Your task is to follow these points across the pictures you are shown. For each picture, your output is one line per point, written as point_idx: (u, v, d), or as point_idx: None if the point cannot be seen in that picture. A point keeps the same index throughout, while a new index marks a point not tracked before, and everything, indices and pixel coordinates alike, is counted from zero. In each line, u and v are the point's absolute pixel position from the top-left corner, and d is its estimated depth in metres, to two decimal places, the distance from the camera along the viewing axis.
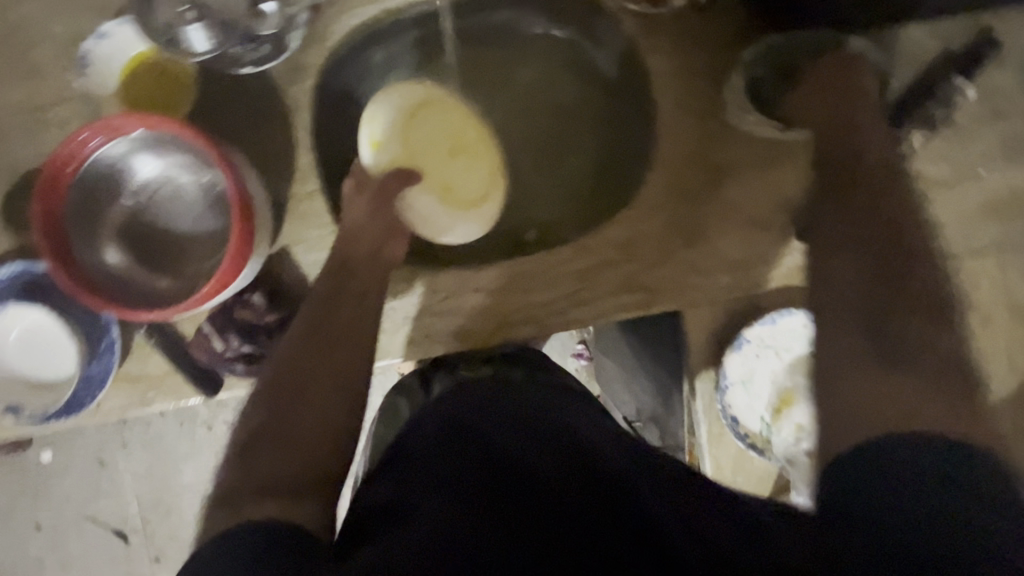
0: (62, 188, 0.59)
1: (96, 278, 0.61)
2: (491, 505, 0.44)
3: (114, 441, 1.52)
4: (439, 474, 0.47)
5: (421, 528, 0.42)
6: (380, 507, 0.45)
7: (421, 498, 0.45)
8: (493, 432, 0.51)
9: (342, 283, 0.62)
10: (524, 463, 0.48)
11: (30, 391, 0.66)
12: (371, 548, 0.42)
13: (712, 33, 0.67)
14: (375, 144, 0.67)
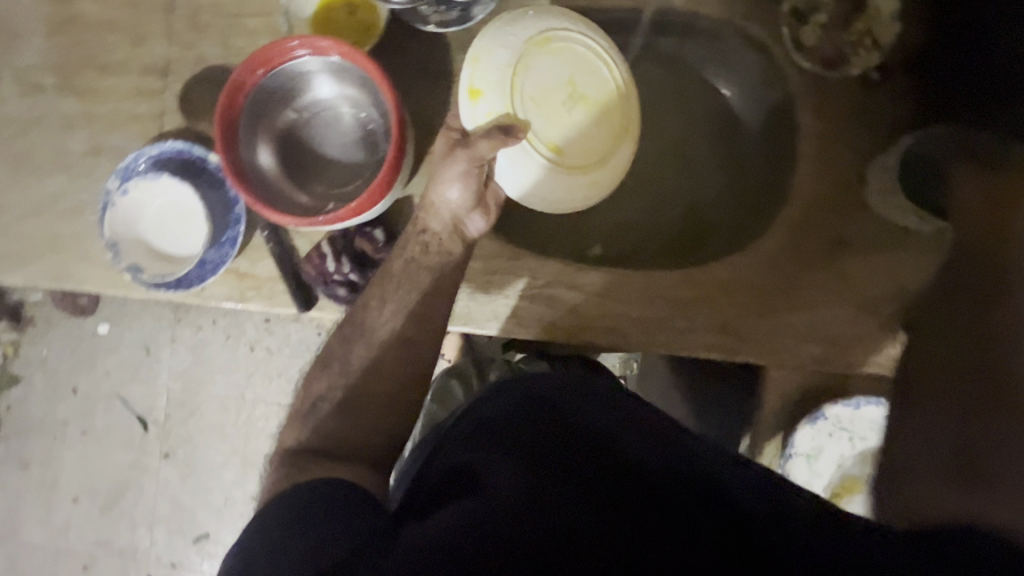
0: (248, 87, 0.64)
1: (249, 174, 0.66)
2: (559, 478, 0.47)
3: (163, 334, 1.58)
4: (509, 444, 0.50)
5: (494, 505, 0.46)
6: (456, 481, 0.50)
7: (496, 473, 0.48)
8: (566, 419, 0.53)
9: (437, 248, 0.64)
10: (592, 438, 0.51)
11: (150, 256, 0.72)
12: (448, 520, 0.46)
13: (876, 109, 0.67)
14: (478, 93, 0.63)
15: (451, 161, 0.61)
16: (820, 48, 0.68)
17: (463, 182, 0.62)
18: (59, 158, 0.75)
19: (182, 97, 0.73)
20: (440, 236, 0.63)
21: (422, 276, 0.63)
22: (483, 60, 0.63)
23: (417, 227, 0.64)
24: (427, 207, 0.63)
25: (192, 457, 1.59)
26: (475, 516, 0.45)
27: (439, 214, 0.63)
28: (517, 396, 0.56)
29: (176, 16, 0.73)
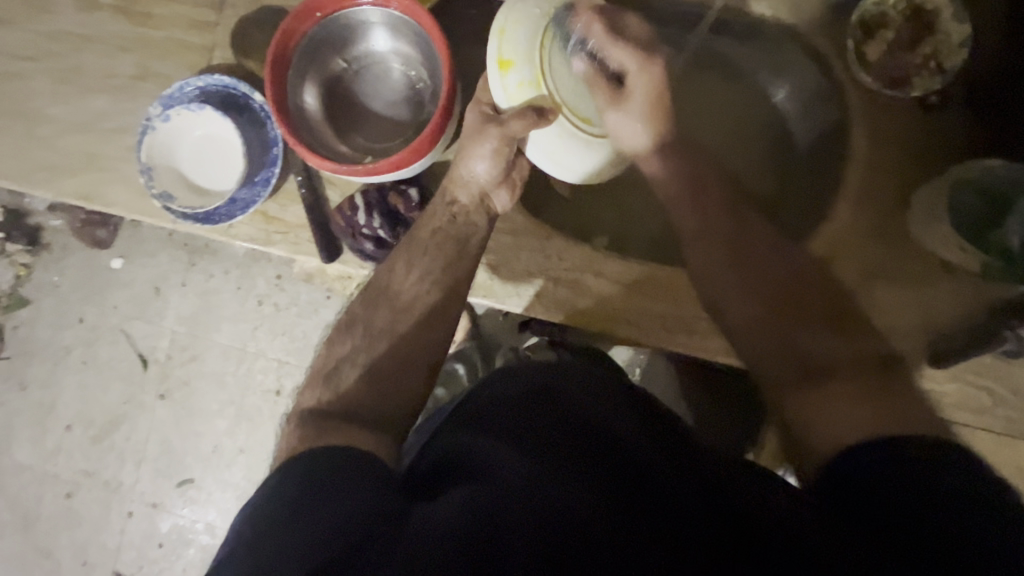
0: (304, 28, 0.64)
1: (293, 115, 0.65)
2: (559, 470, 0.46)
3: (175, 276, 1.59)
4: (513, 432, 0.49)
5: (493, 496, 0.45)
6: (454, 464, 0.49)
7: (494, 463, 0.47)
8: (569, 407, 0.52)
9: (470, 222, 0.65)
10: (596, 432, 0.49)
11: (183, 188, 0.72)
12: (447, 506, 0.45)
13: (931, 135, 0.65)
14: (508, 65, 0.60)
15: (482, 136, 0.61)
16: (884, 65, 0.66)
17: (493, 160, 0.62)
18: (105, 78, 0.75)
19: (235, 34, 0.73)
20: (468, 210, 0.65)
21: (447, 247, 0.64)
22: (509, 31, 0.60)
23: (446, 199, 0.65)
24: (455, 180, 0.65)
25: (188, 401, 1.60)
26: (475, 505, 0.44)
27: (467, 190, 0.65)
28: (518, 381, 0.54)
29: None
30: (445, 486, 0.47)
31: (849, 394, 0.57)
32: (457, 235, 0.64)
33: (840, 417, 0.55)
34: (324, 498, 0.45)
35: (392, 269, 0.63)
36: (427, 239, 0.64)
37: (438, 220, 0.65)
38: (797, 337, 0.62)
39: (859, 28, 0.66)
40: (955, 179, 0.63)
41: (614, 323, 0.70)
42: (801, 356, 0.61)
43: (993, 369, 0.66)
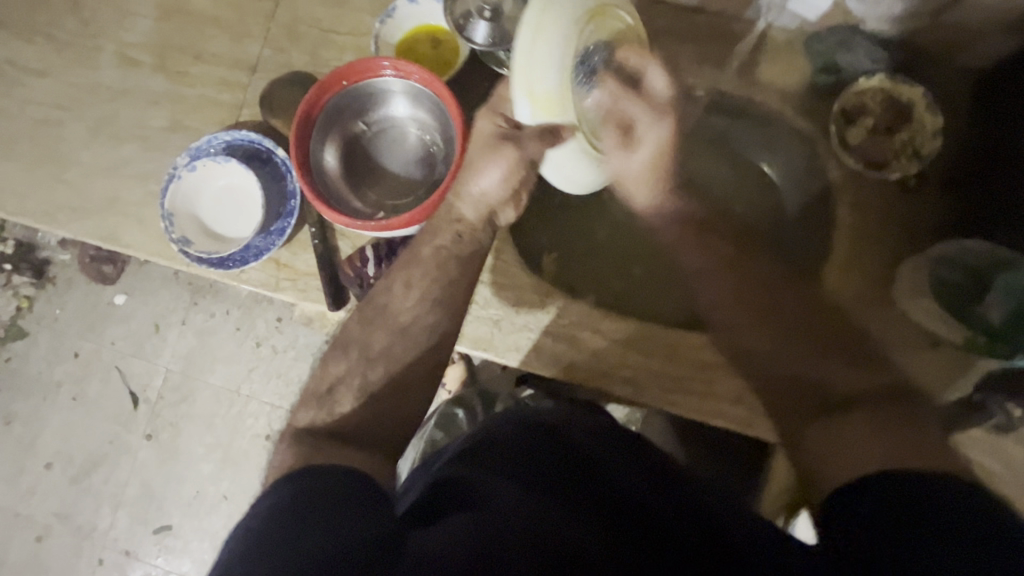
0: (330, 93, 0.69)
1: (315, 170, 0.69)
2: (559, 504, 0.49)
3: (175, 315, 1.60)
4: (515, 472, 0.51)
5: (495, 523, 0.46)
6: (454, 494, 0.49)
7: (495, 493, 0.49)
8: (570, 445, 0.54)
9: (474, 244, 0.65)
10: (592, 470, 0.52)
11: (199, 233, 0.75)
12: (448, 531, 0.46)
13: (913, 215, 0.70)
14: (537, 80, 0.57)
15: (499, 158, 0.61)
16: (864, 150, 0.71)
17: (502, 181, 0.62)
18: (137, 129, 0.80)
19: (264, 94, 0.78)
20: (473, 227, 0.64)
21: (442, 270, 0.63)
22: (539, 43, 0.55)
23: (451, 215, 0.64)
24: (461, 197, 0.64)
25: (173, 443, 1.57)
26: (475, 533, 0.45)
27: (476, 207, 0.64)
28: (522, 420, 0.57)
29: (275, 23, 0.80)
30: (441, 514, 0.48)
31: (875, 430, 0.52)
32: (458, 259, 0.64)
33: (862, 446, 0.51)
34: (328, 520, 0.46)
35: (391, 290, 0.63)
36: (431, 258, 0.64)
37: (441, 234, 0.64)
38: (806, 364, 0.61)
39: (840, 116, 0.71)
40: (938, 258, 0.67)
41: (611, 379, 0.72)
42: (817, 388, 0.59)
43: (982, 444, 0.67)
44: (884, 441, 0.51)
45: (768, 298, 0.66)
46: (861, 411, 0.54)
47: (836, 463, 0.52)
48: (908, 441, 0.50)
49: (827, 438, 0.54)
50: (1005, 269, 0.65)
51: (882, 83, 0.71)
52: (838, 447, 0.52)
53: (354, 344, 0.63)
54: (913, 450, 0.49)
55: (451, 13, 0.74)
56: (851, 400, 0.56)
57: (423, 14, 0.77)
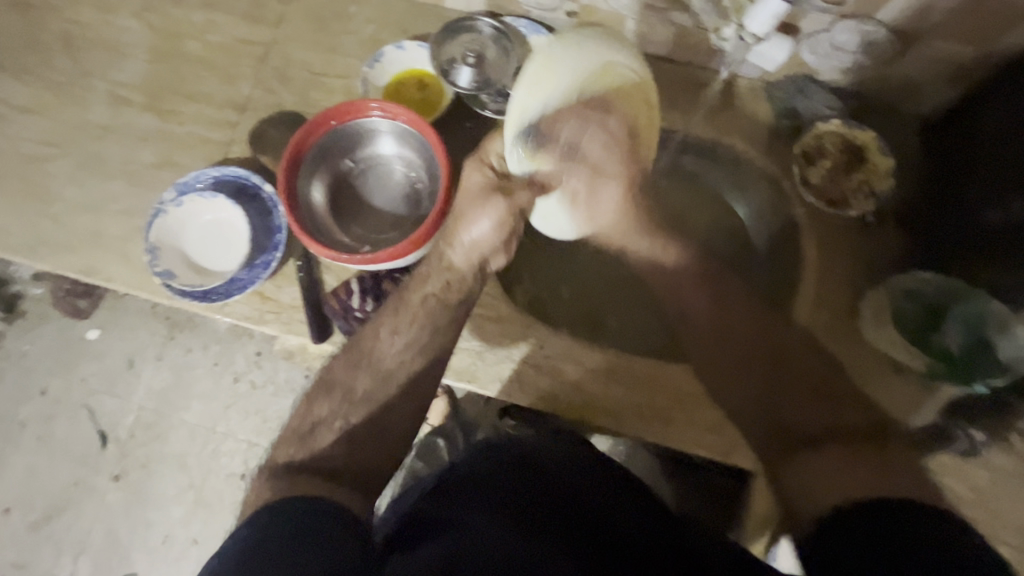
0: (319, 132, 0.72)
1: (302, 205, 0.71)
2: (540, 536, 0.50)
3: (151, 350, 1.56)
4: (502, 502, 0.53)
5: (485, 551, 0.49)
6: (445, 522, 0.52)
7: (484, 523, 0.51)
8: (555, 474, 0.56)
9: (464, 292, 0.68)
10: (574, 500, 0.54)
11: (184, 266, 0.76)
12: (444, 559, 0.49)
13: (874, 250, 0.74)
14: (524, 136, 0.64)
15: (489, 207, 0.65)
16: (826, 187, 0.75)
17: (493, 228, 0.66)
18: (125, 165, 0.81)
19: (254, 132, 0.81)
20: (463, 276, 0.67)
21: (427, 317, 0.66)
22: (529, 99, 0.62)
23: (442, 263, 0.67)
24: (454, 245, 0.66)
25: (143, 484, 1.51)
26: (465, 557, 0.48)
27: (466, 253, 0.67)
28: (510, 449, 0.59)
29: (266, 66, 0.83)
30: (429, 542, 0.50)
31: (840, 466, 0.61)
32: (446, 306, 0.67)
33: (827, 481, 0.60)
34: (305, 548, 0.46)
35: (378, 336, 0.65)
36: (420, 304, 0.66)
37: (429, 276, 0.67)
38: (786, 409, 0.68)
39: (802, 156, 0.76)
40: (900, 291, 0.71)
41: (592, 410, 0.73)
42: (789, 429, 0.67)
43: (952, 469, 0.69)
44: (858, 478, 0.59)
45: (754, 343, 0.72)
46: (820, 447, 0.63)
47: (808, 495, 0.60)
48: (872, 469, 0.60)
49: (813, 475, 0.61)
50: (963, 300, 0.68)
51: (838, 127, 0.76)
52: (805, 476, 0.62)
53: (343, 381, 0.64)
54: (879, 481, 0.58)
55: (437, 58, 0.78)
56: (810, 440, 0.65)
57: (409, 59, 0.81)
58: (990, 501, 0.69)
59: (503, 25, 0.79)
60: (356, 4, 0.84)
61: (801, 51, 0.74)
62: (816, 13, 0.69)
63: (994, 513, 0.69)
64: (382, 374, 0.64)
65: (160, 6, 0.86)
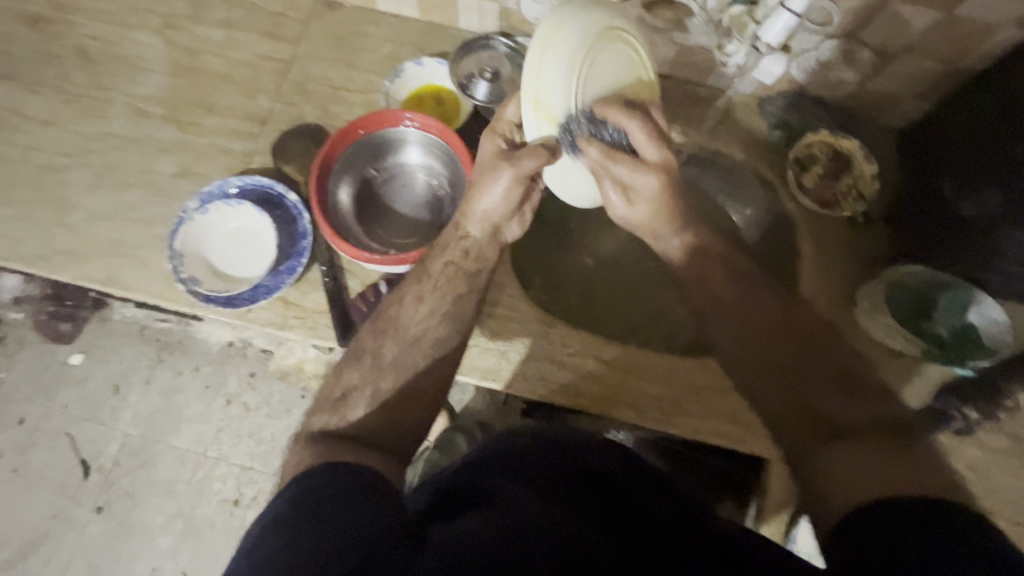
0: (347, 141, 0.75)
1: (331, 210, 0.74)
2: (572, 512, 0.49)
3: (138, 374, 1.51)
4: (534, 483, 0.51)
5: (513, 521, 0.48)
6: (473, 500, 0.51)
7: (514, 501, 0.50)
8: (592, 465, 0.54)
9: (483, 260, 0.71)
10: (607, 481, 0.53)
11: (206, 273, 0.76)
12: (468, 535, 0.47)
13: (863, 248, 0.81)
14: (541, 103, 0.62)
15: (495, 175, 0.67)
16: (817, 191, 0.82)
17: (504, 196, 0.68)
18: (144, 176, 0.82)
19: (274, 144, 0.83)
20: (481, 243, 0.70)
21: (448, 284, 0.68)
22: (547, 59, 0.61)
23: (459, 233, 0.70)
24: (469, 216, 0.69)
25: (128, 515, 1.44)
26: (493, 535, 0.46)
27: (480, 223, 0.69)
28: (546, 439, 0.57)
29: (286, 81, 0.86)
30: (459, 517, 0.49)
31: (866, 457, 0.54)
32: (466, 274, 0.69)
33: (846, 458, 0.55)
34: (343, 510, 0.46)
35: (402, 303, 0.66)
36: (438, 272, 0.68)
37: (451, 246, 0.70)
38: (806, 386, 0.62)
39: (795, 163, 0.83)
40: (892, 283, 0.77)
41: (613, 403, 0.76)
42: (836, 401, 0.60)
43: (950, 447, 0.74)
44: (880, 475, 0.52)
45: (778, 325, 0.68)
46: (843, 431, 0.57)
47: (830, 468, 0.55)
48: (898, 466, 0.53)
49: (828, 449, 0.57)
50: (945, 288, 0.75)
51: (825, 137, 0.83)
52: (818, 445, 0.58)
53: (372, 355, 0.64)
54: (904, 475, 0.52)
55: (456, 74, 0.83)
56: (834, 418, 0.59)
57: (427, 75, 0.85)
58: (985, 477, 0.74)
59: (517, 45, 0.85)
60: (374, 24, 0.88)
61: (790, 68, 0.81)
62: (805, 33, 0.77)
63: (989, 488, 0.74)
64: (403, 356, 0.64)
65: (179, 23, 0.89)
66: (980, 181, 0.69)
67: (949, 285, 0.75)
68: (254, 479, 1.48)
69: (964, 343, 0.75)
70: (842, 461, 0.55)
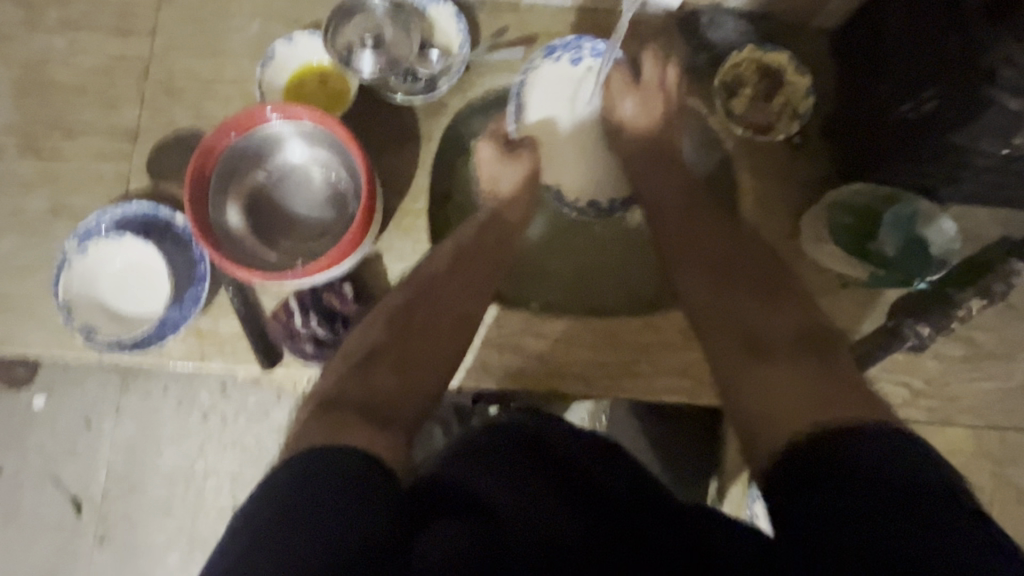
0: (219, 150, 0.67)
1: (218, 230, 0.67)
2: (579, 513, 0.48)
3: (106, 403, 1.44)
4: (515, 485, 0.49)
5: (489, 529, 0.46)
6: (449, 501, 0.48)
7: (497, 497, 0.48)
8: (585, 466, 0.51)
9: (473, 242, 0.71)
10: (608, 493, 0.50)
11: (106, 316, 0.71)
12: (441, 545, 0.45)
13: (800, 170, 0.75)
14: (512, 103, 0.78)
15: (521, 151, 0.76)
16: (749, 117, 0.75)
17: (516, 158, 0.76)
18: (16, 219, 0.74)
19: (149, 159, 0.74)
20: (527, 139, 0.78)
21: (447, 272, 0.68)
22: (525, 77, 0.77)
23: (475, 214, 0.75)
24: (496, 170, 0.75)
25: (130, 540, 1.44)
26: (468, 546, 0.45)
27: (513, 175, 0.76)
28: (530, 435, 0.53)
29: (149, 84, 0.76)
30: (455, 509, 0.47)
31: (790, 374, 0.52)
32: (488, 255, 0.71)
33: (787, 398, 0.50)
34: (306, 502, 0.43)
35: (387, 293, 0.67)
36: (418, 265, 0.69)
37: (446, 268, 0.68)
38: (743, 316, 0.59)
39: (722, 88, 0.76)
40: (841, 210, 0.73)
41: (561, 378, 0.73)
42: (757, 336, 0.56)
43: (903, 364, 0.73)
44: (811, 395, 0.49)
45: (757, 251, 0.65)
46: (788, 359, 0.53)
47: (762, 414, 0.50)
48: (834, 395, 0.48)
49: (785, 399, 0.50)
50: (891, 204, 0.71)
51: (754, 53, 0.75)
52: (777, 395, 0.51)
53: (356, 422, 0.53)
54: (824, 407, 0.47)
55: (333, 47, 0.73)
56: (769, 348, 0.55)
57: (304, 52, 0.75)
58: (943, 386, 0.73)
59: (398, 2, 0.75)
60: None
61: None
62: None
63: (947, 398, 0.73)
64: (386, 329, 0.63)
65: (11, 34, 0.77)
66: (918, 78, 0.62)
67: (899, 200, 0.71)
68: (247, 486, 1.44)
69: (914, 261, 0.71)
70: (791, 415, 0.48)
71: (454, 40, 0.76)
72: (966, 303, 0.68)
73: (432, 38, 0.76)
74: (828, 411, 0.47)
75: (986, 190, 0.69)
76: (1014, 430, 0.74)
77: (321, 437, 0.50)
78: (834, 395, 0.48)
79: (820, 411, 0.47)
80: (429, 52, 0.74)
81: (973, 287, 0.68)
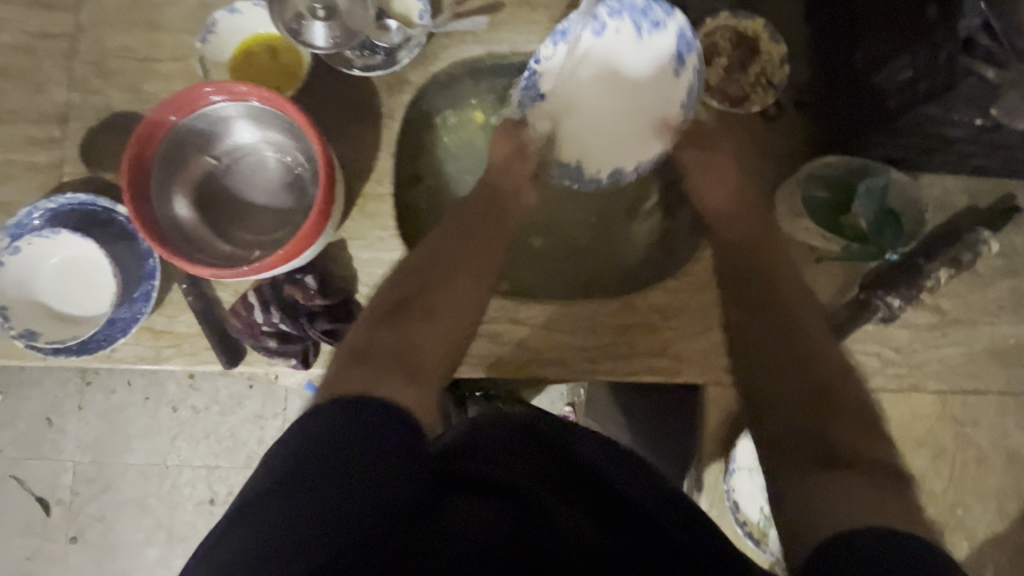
0: (160, 135, 0.61)
1: (165, 223, 0.62)
2: (586, 512, 0.48)
3: (70, 400, 1.38)
4: (517, 469, 0.50)
5: (497, 513, 0.47)
6: (459, 481, 0.49)
7: (504, 483, 0.49)
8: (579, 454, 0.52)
9: (485, 204, 0.71)
10: (605, 481, 0.50)
11: (48, 318, 0.66)
12: (461, 520, 0.46)
13: (776, 143, 0.73)
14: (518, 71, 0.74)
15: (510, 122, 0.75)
16: (723, 88, 0.73)
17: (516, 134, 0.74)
18: None
19: (83, 146, 0.68)
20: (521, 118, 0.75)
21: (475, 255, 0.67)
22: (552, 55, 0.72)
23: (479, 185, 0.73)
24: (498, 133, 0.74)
25: (105, 539, 1.37)
26: (484, 527, 0.46)
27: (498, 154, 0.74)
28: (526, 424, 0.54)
29: (77, 60, 0.69)
30: (467, 493, 0.48)
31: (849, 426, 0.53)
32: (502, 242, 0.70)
33: (833, 493, 0.48)
34: (316, 482, 0.45)
35: (419, 253, 0.66)
36: (447, 227, 0.69)
37: (466, 233, 0.68)
38: (826, 370, 0.57)
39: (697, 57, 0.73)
40: (816, 184, 0.71)
41: (539, 363, 0.71)
42: (837, 444, 0.51)
43: (875, 334, 0.73)
44: (873, 489, 0.47)
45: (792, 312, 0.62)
46: (851, 472, 0.49)
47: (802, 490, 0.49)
48: (885, 493, 0.47)
49: (821, 476, 0.49)
50: (867, 176, 0.70)
51: (728, 21, 0.73)
52: (817, 482, 0.49)
53: (390, 368, 0.55)
54: (877, 497, 0.47)
55: (279, 17, 0.66)
56: (849, 460, 0.50)
57: (248, 23, 0.69)
58: (911, 354, 0.74)
59: None
60: None
61: None
62: None
63: (916, 366, 0.74)
64: (417, 286, 0.63)
65: None
66: (893, 47, 0.61)
67: (878, 171, 0.69)
68: (224, 476, 1.37)
69: (892, 234, 0.69)
70: (864, 510, 0.46)
71: (412, 8, 0.71)
72: (934, 274, 0.69)
73: (390, 7, 0.71)
74: (868, 496, 0.47)
75: (960, 158, 0.68)
76: (980, 394, 0.75)
77: (357, 386, 0.52)
78: (877, 480, 0.49)
79: (866, 508, 0.46)
80: (387, 21, 0.69)
81: (942, 257, 0.69)
